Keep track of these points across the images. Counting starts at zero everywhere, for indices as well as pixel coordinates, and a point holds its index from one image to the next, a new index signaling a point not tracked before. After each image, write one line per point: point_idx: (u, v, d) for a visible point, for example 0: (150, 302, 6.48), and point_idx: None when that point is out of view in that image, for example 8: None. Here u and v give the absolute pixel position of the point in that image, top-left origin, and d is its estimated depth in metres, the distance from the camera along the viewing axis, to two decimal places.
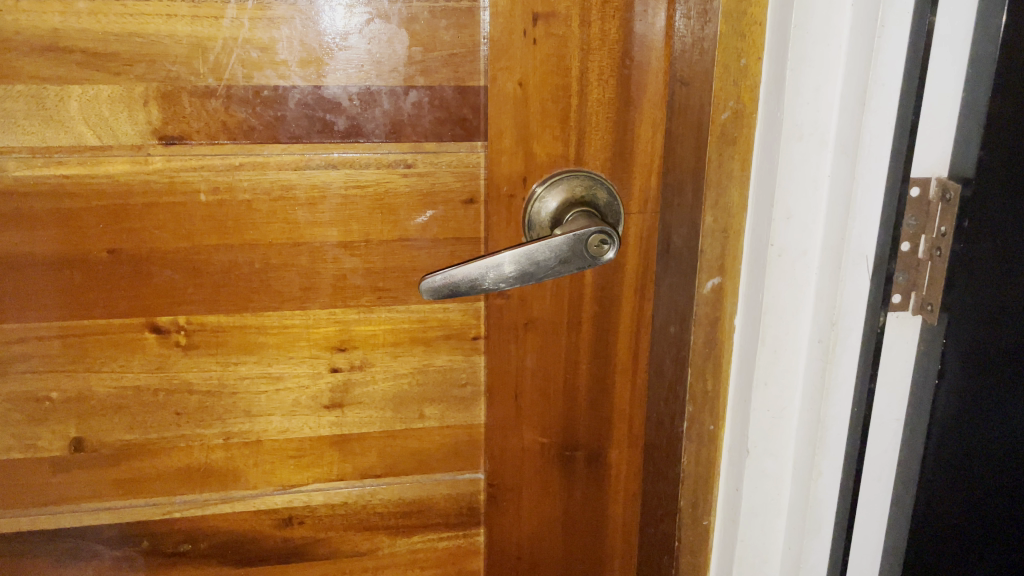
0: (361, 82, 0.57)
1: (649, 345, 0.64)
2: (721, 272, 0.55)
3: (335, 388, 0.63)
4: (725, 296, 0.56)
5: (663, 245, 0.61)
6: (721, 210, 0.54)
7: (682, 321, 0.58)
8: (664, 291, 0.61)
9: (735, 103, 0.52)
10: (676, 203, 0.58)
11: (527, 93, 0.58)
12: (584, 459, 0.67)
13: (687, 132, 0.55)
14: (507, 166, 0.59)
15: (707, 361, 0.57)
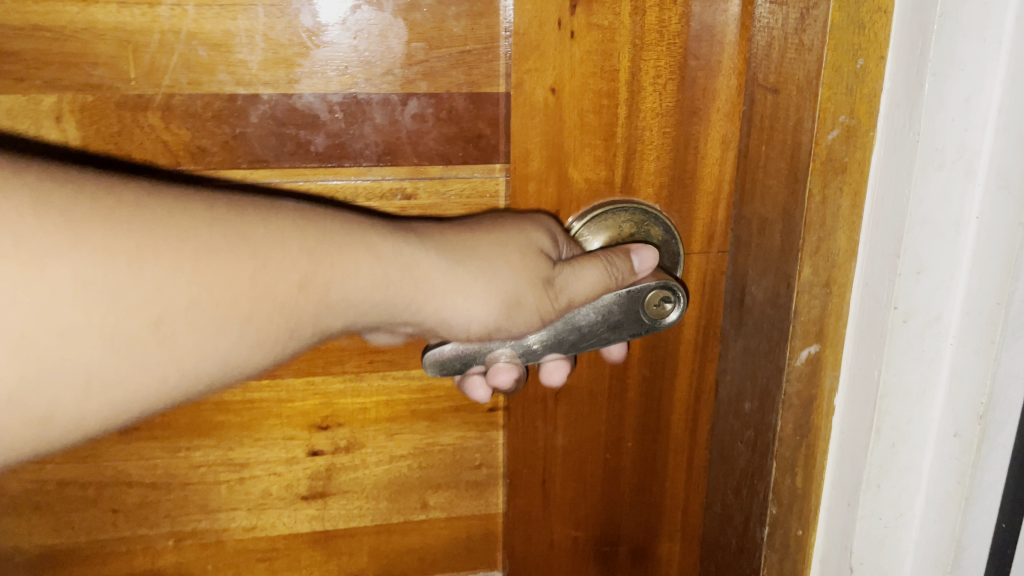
0: (343, 86, 0.44)
1: (715, 418, 0.51)
2: (821, 338, 0.42)
3: (315, 476, 0.50)
4: (824, 369, 0.42)
5: (735, 295, 0.47)
6: (822, 257, 0.40)
7: (765, 398, 0.44)
8: (737, 356, 0.47)
9: (847, 117, 0.38)
10: (755, 244, 0.45)
11: (562, 103, 0.44)
12: (627, 554, 0.54)
13: (774, 153, 0.42)
14: (534, 195, 0.46)
15: (798, 454, 0.44)
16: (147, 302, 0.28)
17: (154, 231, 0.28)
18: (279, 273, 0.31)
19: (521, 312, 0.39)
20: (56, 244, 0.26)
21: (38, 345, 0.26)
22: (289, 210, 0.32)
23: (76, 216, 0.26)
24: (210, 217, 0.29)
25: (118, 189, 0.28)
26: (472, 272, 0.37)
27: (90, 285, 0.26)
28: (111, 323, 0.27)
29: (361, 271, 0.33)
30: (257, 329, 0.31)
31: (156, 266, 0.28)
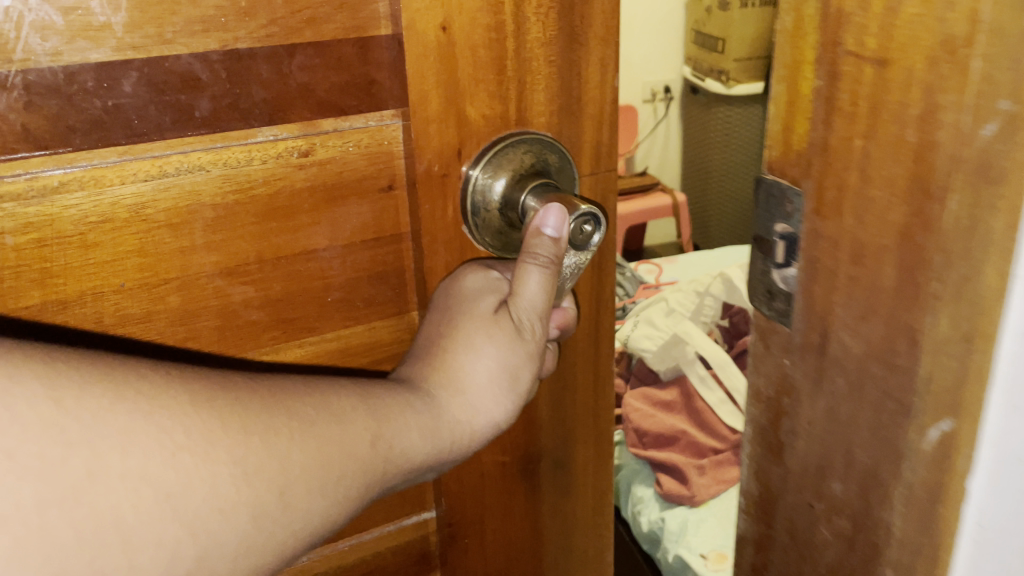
0: (222, 43, 0.40)
1: (780, 484, 0.41)
2: (955, 411, 0.32)
3: None
4: (959, 448, 0.33)
5: (810, 338, 0.36)
6: (964, 304, 0.30)
7: (869, 483, 0.35)
8: (817, 419, 0.37)
9: (1008, 101, 0.27)
10: (844, 275, 0.33)
11: (453, 41, 0.44)
12: (550, 467, 0.57)
13: (885, 155, 0.30)
14: (435, 138, 0.45)
15: (917, 561, 0.35)
16: (273, 478, 0.30)
17: (270, 407, 0.31)
18: (355, 433, 0.34)
19: (519, 386, 0.43)
20: (209, 433, 0.28)
21: (204, 524, 0.28)
22: (346, 382, 0.35)
23: (215, 402, 0.29)
24: (304, 393, 0.33)
25: (230, 382, 0.30)
26: (476, 381, 0.41)
27: (238, 463, 0.29)
28: (250, 503, 0.29)
29: (410, 427, 0.37)
30: (350, 491, 0.33)
31: (279, 440, 0.30)
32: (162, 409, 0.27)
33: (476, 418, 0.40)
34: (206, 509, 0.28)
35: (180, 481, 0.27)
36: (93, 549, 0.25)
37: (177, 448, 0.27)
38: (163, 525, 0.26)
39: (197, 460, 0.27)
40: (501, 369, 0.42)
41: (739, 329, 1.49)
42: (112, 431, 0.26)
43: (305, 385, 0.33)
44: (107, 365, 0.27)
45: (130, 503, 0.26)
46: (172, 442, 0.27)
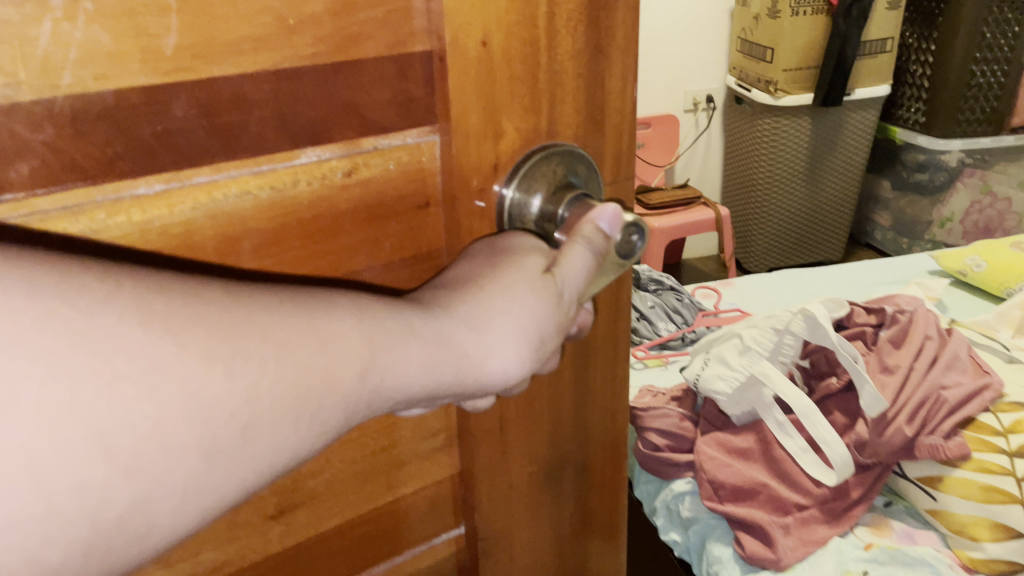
0: (271, 62, 0.38)
1: None
2: None
3: (280, 492, 0.47)
4: None
5: None
6: None
7: None
8: None
9: None
10: None
11: (492, 56, 0.44)
12: (572, 473, 0.58)
13: None
14: (474, 152, 0.45)
15: None
16: (235, 405, 0.29)
17: (240, 333, 0.30)
18: (344, 362, 0.33)
19: (545, 340, 0.41)
20: (159, 358, 0.27)
21: (143, 465, 0.27)
22: (339, 303, 0.34)
23: (164, 322, 0.28)
24: (278, 311, 0.31)
25: (194, 298, 0.29)
26: (502, 330, 0.39)
27: (189, 396, 0.28)
28: (207, 430, 0.29)
29: (413, 358, 0.36)
30: (327, 423, 0.33)
31: (245, 368, 0.29)
32: (106, 332, 0.26)
33: (495, 365, 0.39)
34: (144, 448, 0.27)
35: (117, 414, 0.26)
36: (1, 484, 0.24)
37: (114, 378, 0.26)
38: (92, 463, 0.26)
39: (139, 390, 0.27)
40: (529, 322, 0.40)
41: (821, 369, 1.31)
42: (32, 353, 0.25)
43: (279, 304, 0.32)
44: (52, 282, 0.26)
45: (51, 436, 0.25)
46: (107, 370, 0.26)
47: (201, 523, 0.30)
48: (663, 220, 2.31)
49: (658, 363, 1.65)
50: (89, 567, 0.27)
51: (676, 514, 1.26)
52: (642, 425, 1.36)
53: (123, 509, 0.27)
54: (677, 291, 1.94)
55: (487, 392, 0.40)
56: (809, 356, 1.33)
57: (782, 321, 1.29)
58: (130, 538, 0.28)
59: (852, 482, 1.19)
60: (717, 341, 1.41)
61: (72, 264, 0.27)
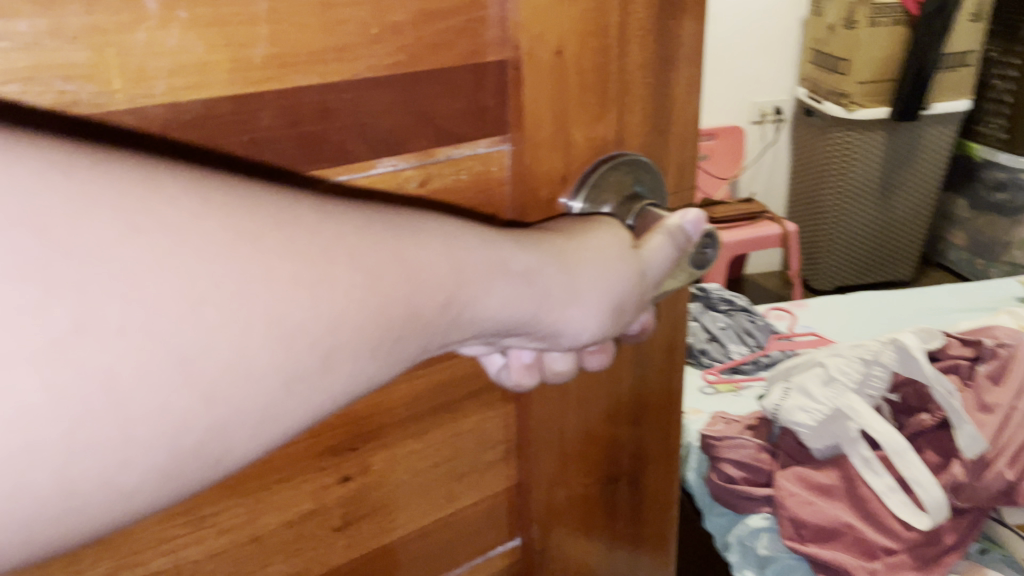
0: (354, 70, 0.38)
1: None
2: None
3: (347, 504, 0.46)
4: None
5: None
6: None
7: None
8: None
9: None
10: None
11: (565, 65, 0.44)
12: (626, 485, 0.58)
13: None
14: (545, 162, 0.46)
15: None
16: (318, 331, 0.26)
17: (330, 255, 0.26)
18: (429, 287, 0.29)
19: (617, 304, 0.38)
20: (246, 280, 0.24)
21: (223, 389, 0.24)
22: (430, 229, 0.30)
23: (250, 237, 0.24)
24: (368, 229, 0.28)
25: (287, 214, 0.25)
26: (583, 282, 0.36)
27: (275, 323, 0.25)
28: (289, 361, 0.25)
29: (496, 296, 0.32)
30: (407, 353, 0.29)
31: (333, 294, 0.26)
32: (194, 246, 0.23)
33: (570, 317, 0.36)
34: (227, 374, 0.24)
35: (201, 339, 0.23)
36: (75, 410, 0.21)
37: (199, 301, 0.23)
38: (171, 391, 0.22)
39: (224, 315, 0.23)
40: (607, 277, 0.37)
41: (910, 405, 1.15)
42: (111, 260, 0.21)
43: (367, 223, 0.28)
44: (134, 183, 0.22)
45: (129, 361, 0.21)
46: (194, 291, 0.23)
47: (273, 449, 0.27)
48: (727, 234, 2.04)
49: (731, 390, 1.47)
50: (166, 491, 0.24)
51: (753, 551, 1.10)
52: (716, 455, 1.21)
53: (200, 436, 0.24)
54: (747, 309, 1.79)
55: (551, 343, 0.37)
56: (896, 391, 1.17)
57: (870, 352, 1.13)
58: (205, 464, 0.24)
59: (944, 526, 1.03)
60: (796, 367, 1.23)
61: (159, 168, 0.23)
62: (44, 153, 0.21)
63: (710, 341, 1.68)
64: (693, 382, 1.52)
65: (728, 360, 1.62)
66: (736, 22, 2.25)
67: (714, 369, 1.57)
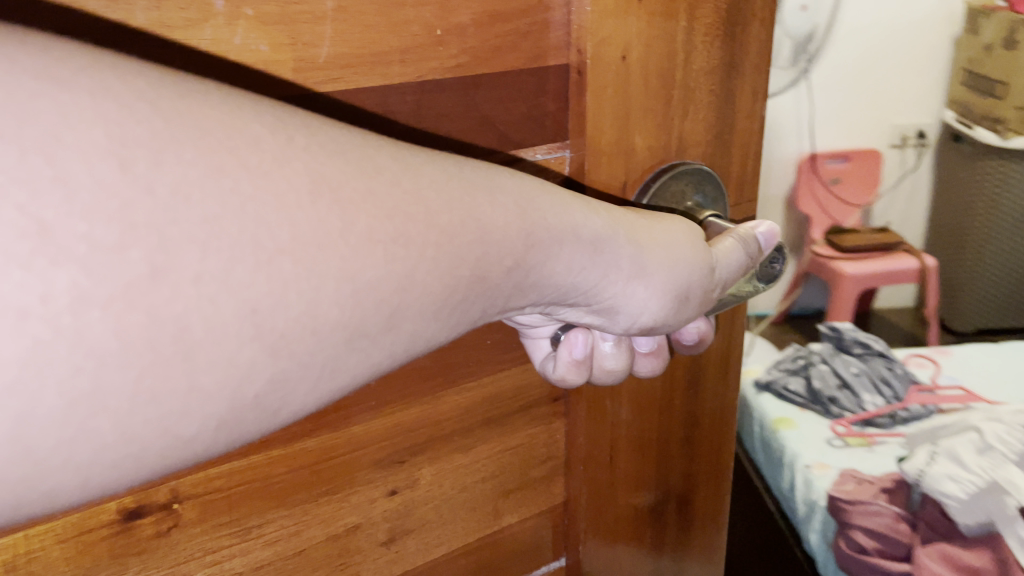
0: (417, 73, 0.37)
1: None
2: None
3: (394, 519, 0.45)
4: None
5: None
6: None
7: None
8: None
9: None
10: None
11: (629, 71, 0.42)
12: (675, 507, 0.56)
13: None
14: (607, 170, 0.44)
15: None
16: (386, 288, 0.24)
17: (405, 209, 0.24)
18: (499, 247, 0.27)
19: (687, 300, 0.34)
20: (323, 231, 0.22)
21: (291, 347, 0.22)
22: (507, 184, 0.28)
23: (327, 183, 0.22)
24: (444, 179, 0.26)
25: (366, 160, 0.24)
26: (657, 261, 0.32)
27: (347, 278, 0.23)
28: (357, 321, 0.23)
29: (561, 260, 0.29)
30: (467, 315, 0.27)
31: (406, 250, 0.24)
32: (271, 194, 0.21)
33: (635, 302, 0.32)
34: (296, 330, 0.22)
35: (273, 290, 0.21)
36: (145, 361, 0.19)
37: (275, 252, 0.21)
38: (242, 343, 0.21)
39: (299, 268, 0.22)
40: (680, 259, 0.33)
41: None
42: (188, 201, 0.19)
43: (443, 173, 0.26)
44: (215, 121, 0.20)
45: (201, 309, 0.20)
46: (270, 240, 0.21)
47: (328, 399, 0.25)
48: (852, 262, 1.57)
49: (862, 444, 1.07)
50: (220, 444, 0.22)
51: None
52: (846, 520, 0.93)
53: (262, 388, 0.22)
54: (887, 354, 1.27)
55: (612, 328, 0.34)
56: None
57: None
58: (262, 416, 0.22)
59: None
60: (944, 428, 1.03)
61: (245, 108, 0.21)
62: (127, 80, 0.19)
63: (840, 388, 1.20)
64: (817, 432, 1.12)
65: (866, 411, 1.14)
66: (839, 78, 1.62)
67: (844, 421, 1.13)
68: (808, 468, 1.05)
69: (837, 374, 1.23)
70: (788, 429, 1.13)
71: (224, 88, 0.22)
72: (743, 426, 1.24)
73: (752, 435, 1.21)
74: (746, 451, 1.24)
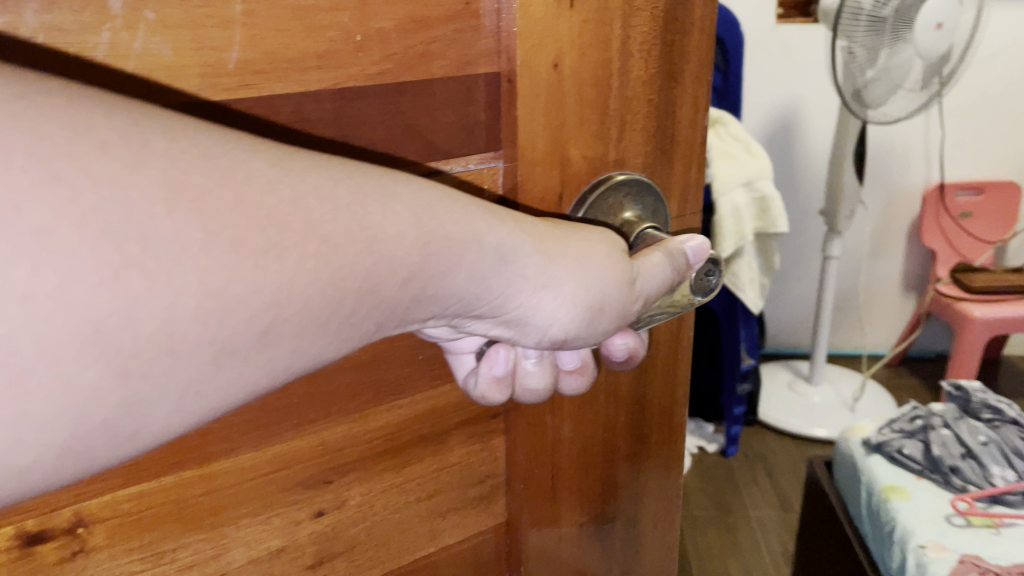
0: (335, 79, 0.36)
1: None
2: None
3: (320, 541, 0.43)
4: None
5: None
6: None
7: None
8: None
9: None
10: None
11: (563, 79, 0.41)
12: (622, 526, 0.55)
13: None
14: (541, 180, 0.43)
15: None
16: (259, 303, 0.23)
17: (283, 220, 0.23)
18: (392, 258, 0.26)
19: (603, 312, 0.33)
20: (182, 243, 0.21)
21: (143, 368, 0.21)
22: (404, 193, 0.27)
23: (188, 193, 0.21)
24: (330, 188, 0.25)
25: (241, 169, 0.23)
26: (569, 270, 0.32)
27: (210, 293, 0.22)
28: (223, 338, 0.22)
29: (463, 269, 0.28)
30: (358, 331, 0.26)
31: (281, 263, 0.23)
32: (121, 207, 0.20)
33: (544, 313, 0.32)
34: (148, 349, 0.21)
35: (121, 308, 0.20)
36: None
37: (123, 266, 0.20)
38: (82, 363, 0.20)
39: (152, 283, 0.21)
40: (594, 270, 0.33)
41: None
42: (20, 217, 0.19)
43: (331, 182, 0.25)
44: (60, 129, 0.19)
45: (31, 328, 0.19)
46: (117, 257, 0.20)
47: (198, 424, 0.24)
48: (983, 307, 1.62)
49: (987, 524, 0.94)
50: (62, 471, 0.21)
51: None
52: None
53: (110, 413, 0.21)
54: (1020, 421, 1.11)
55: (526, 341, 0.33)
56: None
57: None
58: (113, 443, 0.22)
59: None
60: None
61: (99, 113, 0.20)
62: None
63: (962, 457, 1.05)
64: (934, 507, 0.98)
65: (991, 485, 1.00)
66: (960, 105, 1.74)
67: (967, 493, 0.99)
68: (922, 548, 0.92)
69: (961, 440, 1.07)
70: (900, 499, 1.01)
71: (81, 89, 0.21)
72: (853, 495, 1.11)
73: (863, 505, 1.07)
74: (852, 521, 1.11)
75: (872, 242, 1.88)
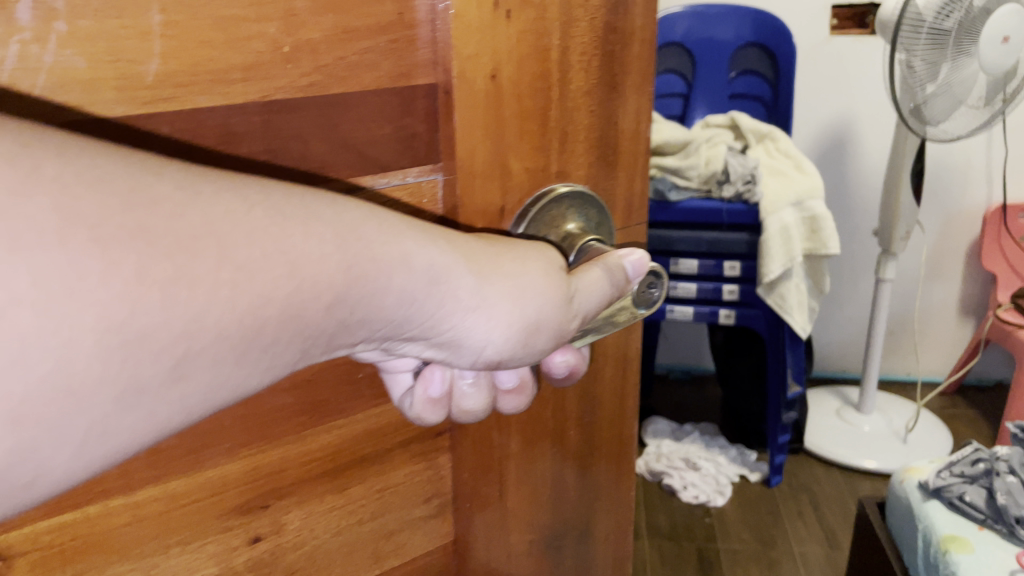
0: (262, 92, 0.35)
1: None
2: None
3: (257, 567, 0.42)
4: None
5: None
6: None
7: None
8: None
9: None
10: None
11: (501, 90, 0.40)
12: (573, 542, 0.54)
13: None
14: (482, 194, 0.42)
15: None
16: (166, 337, 0.22)
17: (195, 249, 0.22)
18: (314, 284, 0.25)
19: (539, 331, 0.33)
20: (75, 274, 0.20)
21: (35, 410, 0.20)
22: (329, 217, 0.26)
23: (81, 221, 0.20)
24: (246, 214, 0.23)
25: (144, 195, 0.21)
26: (502, 291, 0.31)
27: (109, 328, 0.20)
28: (125, 374, 0.21)
29: (391, 293, 0.27)
30: (279, 360, 0.25)
31: (191, 295, 0.22)
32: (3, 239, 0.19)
33: (476, 333, 0.31)
34: (40, 389, 0.20)
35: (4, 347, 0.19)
36: None
37: (8, 303, 0.19)
38: None
39: (40, 319, 0.19)
40: (529, 289, 0.32)
41: None
42: None
43: (247, 206, 0.24)
44: None
45: None
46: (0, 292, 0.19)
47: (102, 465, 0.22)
48: None
49: None
50: None
51: None
52: None
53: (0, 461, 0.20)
54: None
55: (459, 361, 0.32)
56: None
57: None
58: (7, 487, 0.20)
59: None
60: None
61: None
62: None
63: None
64: (999, 561, 0.97)
65: None
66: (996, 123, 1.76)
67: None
68: None
69: None
70: (962, 552, 0.99)
71: None
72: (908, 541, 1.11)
73: (920, 554, 1.07)
74: (904, 567, 1.12)
75: (929, 268, 1.91)
